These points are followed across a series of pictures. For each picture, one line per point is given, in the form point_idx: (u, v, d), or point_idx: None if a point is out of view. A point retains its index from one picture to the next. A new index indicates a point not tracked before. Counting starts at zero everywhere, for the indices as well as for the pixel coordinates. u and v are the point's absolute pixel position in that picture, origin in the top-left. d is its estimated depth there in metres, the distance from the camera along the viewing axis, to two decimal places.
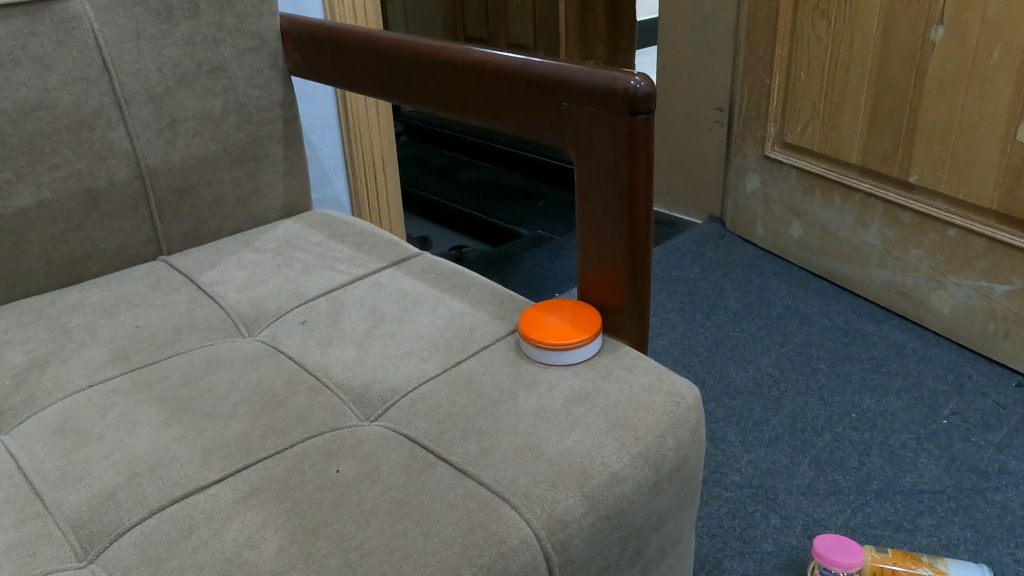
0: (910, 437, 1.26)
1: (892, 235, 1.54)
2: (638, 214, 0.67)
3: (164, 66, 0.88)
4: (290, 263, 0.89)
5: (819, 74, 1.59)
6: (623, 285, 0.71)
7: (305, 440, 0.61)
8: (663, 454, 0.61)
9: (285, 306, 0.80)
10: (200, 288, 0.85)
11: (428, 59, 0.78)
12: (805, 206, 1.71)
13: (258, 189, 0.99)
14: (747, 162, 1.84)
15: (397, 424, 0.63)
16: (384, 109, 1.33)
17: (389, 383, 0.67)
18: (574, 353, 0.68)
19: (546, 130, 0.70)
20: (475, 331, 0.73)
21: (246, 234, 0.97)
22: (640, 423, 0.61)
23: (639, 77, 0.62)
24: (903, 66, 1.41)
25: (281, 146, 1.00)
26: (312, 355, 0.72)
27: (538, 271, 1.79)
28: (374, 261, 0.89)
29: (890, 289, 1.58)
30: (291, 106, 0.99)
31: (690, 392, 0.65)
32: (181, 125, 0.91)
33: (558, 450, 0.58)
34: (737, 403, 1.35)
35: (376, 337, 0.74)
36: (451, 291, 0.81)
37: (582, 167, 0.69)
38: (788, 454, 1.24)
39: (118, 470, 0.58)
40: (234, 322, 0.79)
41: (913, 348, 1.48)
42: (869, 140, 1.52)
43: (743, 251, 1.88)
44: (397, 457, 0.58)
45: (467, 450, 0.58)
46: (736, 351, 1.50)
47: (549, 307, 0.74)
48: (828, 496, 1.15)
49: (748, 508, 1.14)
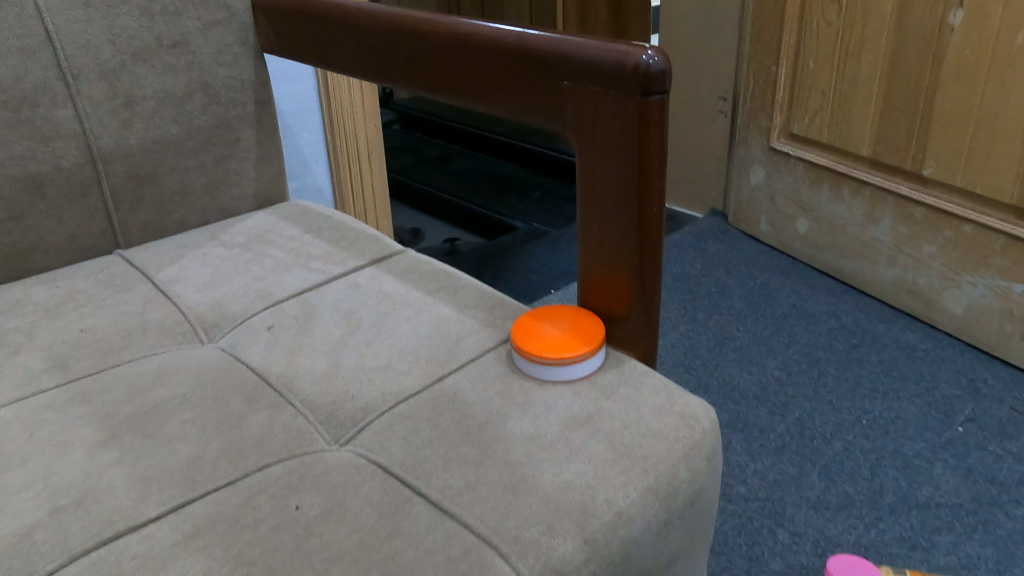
0: (924, 446, 1.18)
1: (904, 231, 1.46)
2: (649, 209, 0.59)
3: (117, 38, 0.79)
4: (259, 260, 0.81)
5: (828, 62, 1.50)
6: (630, 290, 0.63)
7: (262, 468, 0.53)
8: (676, 488, 0.53)
9: (250, 309, 0.72)
10: (158, 288, 0.76)
11: (412, 33, 0.70)
12: (812, 200, 1.63)
13: (227, 177, 0.90)
14: (751, 154, 1.76)
15: (370, 450, 0.54)
16: (370, 93, 1.24)
17: (364, 400, 0.59)
18: (574, 368, 0.60)
19: (544, 113, 0.61)
20: (462, 341, 0.65)
21: (213, 227, 0.89)
22: (650, 451, 0.53)
23: (652, 51, 0.54)
24: (919, 52, 1.33)
25: (252, 131, 0.91)
26: (277, 367, 0.63)
27: (532, 267, 1.71)
28: (351, 259, 0.80)
29: (900, 288, 1.50)
30: (263, 86, 0.90)
31: (705, 414, 0.57)
32: (138, 105, 0.82)
33: (555, 485, 0.50)
34: (741, 408, 1.28)
35: (349, 346, 0.65)
36: (437, 293, 0.73)
37: (585, 156, 0.60)
38: (797, 464, 1.16)
39: (38, 504, 0.50)
40: (192, 326, 0.71)
41: (926, 350, 1.41)
42: (880, 131, 1.44)
43: (746, 247, 1.80)
44: (368, 491, 0.50)
45: (449, 483, 0.50)
46: (740, 353, 1.42)
47: (545, 315, 0.66)
48: (840, 510, 1.07)
49: (754, 524, 1.06)
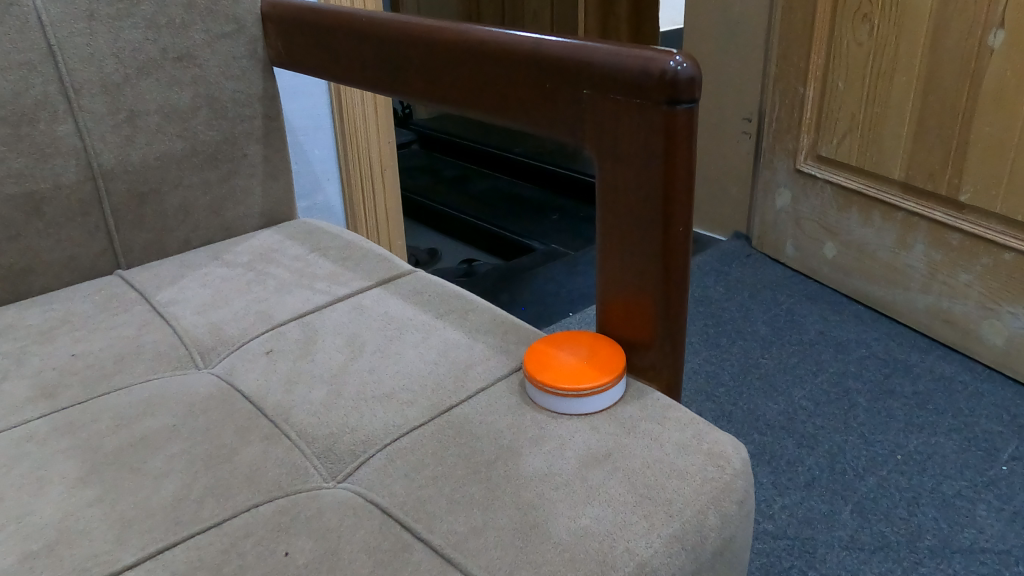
0: (965, 486, 1.11)
1: (938, 257, 1.40)
2: (674, 228, 0.54)
3: (122, 51, 0.76)
4: (261, 280, 0.77)
5: (859, 82, 1.45)
6: (653, 316, 0.58)
7: (251, 507, 0.48)
8: (704, 538, 0.47)
9: (249, 332, 0.68)
10: (155, 309, 0.73)
11: (423, 41, 0.67)
12: (840, 223, 1.58)
13: (233, 194, 0.87)
14: (777, 176, 1.71)
15: (368, 489, 0.50)
16: (384, 109, 1.21)
17: (364, 433, 0.54)
18: (592, 401, 0.55)
19: (562, 125, 0.57)
20: (471, 368, 0.61)
21: (217, 246, 0.86)
22: (676, 495, 0.48)
23: (681, 58, 0.50)
24: (955, 73, 1.27)
25: (260, 146, 0.88)
26: (273, 396, 0.59)
27: (550, 289, 1.67)
28: (358, 280, 0.76)
29: (935, 317, 1.44)
30: (272, 101, 0.88)
31: (736, 453, 0.52)
32: (142, 120, 0.79)
33: (571, 532, 0.45)
34: (768, 440, 1.22)
35: (351, 373, 0.61)
36: (446, 316, 0.69)
37: (605, 171, 0.56)
38: (828, 501, 1.09)
39: (7, 549, 0.46)
40: (187, 349, 0.67)
41: (963, 382, 1.34)
42: (913, 153, 1.38)
43: (771, 271, 1.75)
44: (365, 536, 0.46)
45: (453, 528, 0.46)
46: (766, 381, 1.36)
47: (560, 341, 0.62)
48: (876, 552, 1.01)
49: (784, 564, 0.99)
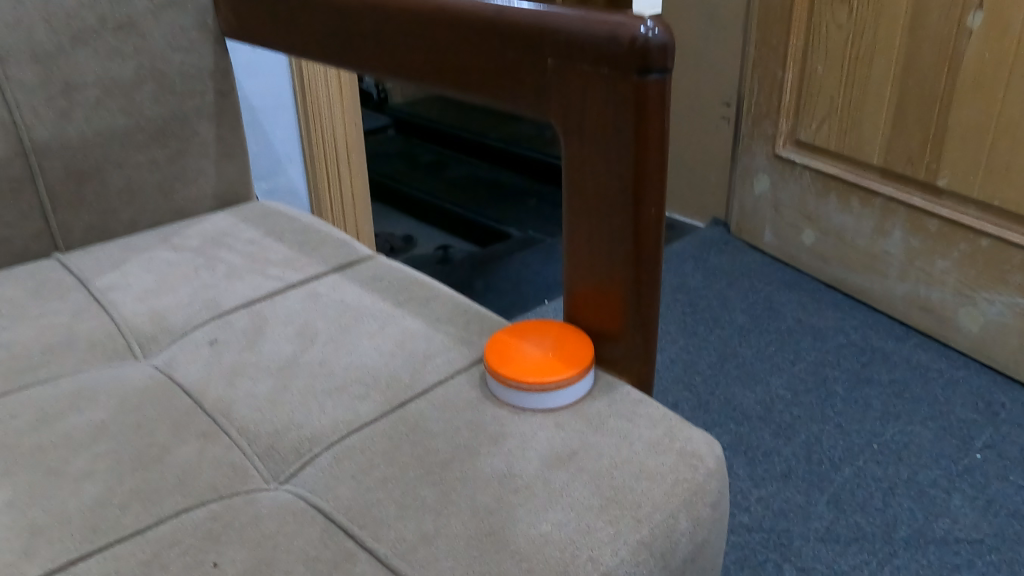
0: (940, 475, 1.09)
1: (916, 244, 1.38)
2: (646, 210, 0.50)
3: (54, 18, 0.71)
4: (210, 265, 0.72)
5: (838, 66, 1.42)
6: (623, 305, 0.54)
7: (179, 513, 0.44)
8: (674, 544, 0.44)
9: (193, 320, 0.63)
10: (93, 296, 0.68)
11: (377, 8, 0.62)
12: (819, 210, 1.55)
13: (183, 174, 0.82)
14: (756, 162, 1.68)
15: (312, 491, 0.46)
16: (350, 88, 1.16)
17: (311, 430, 0.50)
18: (557, 396, 0.51)
19: (527, 99, 0.53)
20: (430, 360, 0.57)
21: (167, 229, 0.81)
22: (645, 497, 0.44)
23: (653, 23, 0.46)
24: (934, 56, 1.25)
25: (212, 123, 0.83)
26: (214, 390, 0.55)
27: (525, 276, 1.63)
28: (314, 265, 0.72)
29: (912, 304, 1.42)
30: (224, 76, 0.83)
31: (710, 452, 0.48)
32: (79, 93, 0.74)
33: (528, 539, 0.42)
34: (744, 430, 1.19)
35: (301, 365, 0.57)
36: (406, 304, 0.65)
37: (572, 149, 0.52)
38: (803, 492, 1.07)
39: None
40: (125, 339, 0.62)
41: (939, 370, 1.32)
42: (892, 138, 1.36)
43: (748, 259, 1.72)
44: (304, 545, 0.42)
45: (401, 535, 0.42)
46: (743, 369, 1.34)
47: (526, 331, 0.58)
48: (851, 544, 0.98)
49: (758, 558, 0.97)
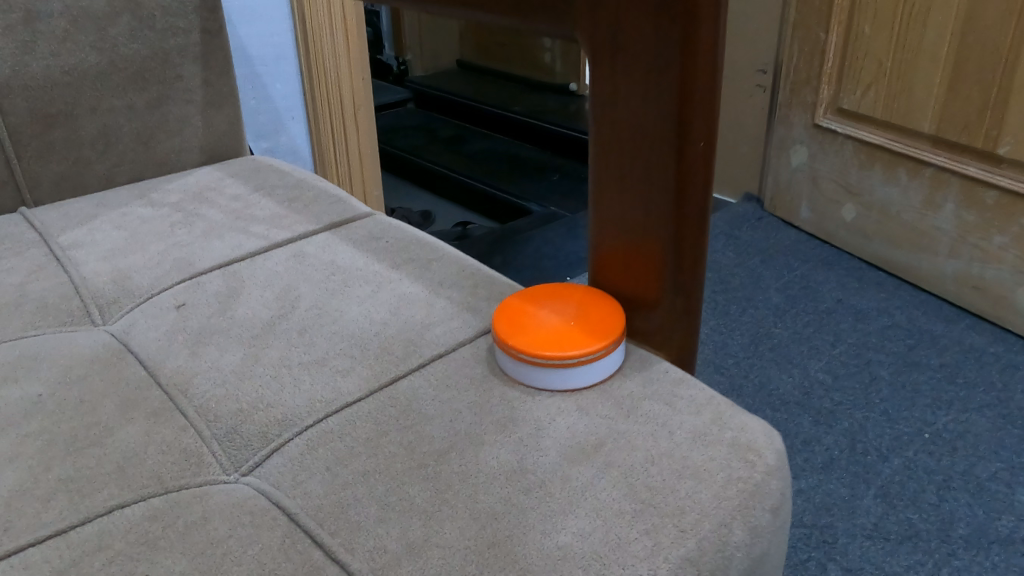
0: (1001, 468, 0.99)
1: (969, 218, 1.26)
2: (692, 143, 0.41)
3: None
4: (188, 221, 0.64)
5: (888, 23, 1.30)
6: (661, 264, 0.45)
7: (115, 510, 0.36)
8: (727, 560, 0.35)
9: (160, 282, 0.55)
10: (54, 253, 0.60)
11: None
12: (862, 181, 1.44)
13: (164, 124, 0.74)
14: (793, 131, 1.56)
15: (275, 487, 0.37)
16: (357, 39, 1.06)
17: (280, 411, 0.42)
18: (583, 373, 0.42)
19: (550, 14, 0.44)
20: (430, 329, 0.48)
21: (145, 184, 0.72)
22: (692, 501, 0.35)
23: None
24: (999, 9, 1.12)
25: (198, 67, 0.74)
26: (172, 362, 0.46)
27: (546, 252, 1.54)
28: (303, 222, 0.63)
29: (963, 284, 1.31)
30: (213, 13, 0.74)
31: (770, 445, 0.39)
32: (44, 23, 0.65)
33: (543, 554, 0.32)
34: (782, 416, 1.09)
35: (276, 333, 0.48)
36: (405, 266, 0.56)
37: (603, 70, 0.43)
38: (848, 484, 0.97)
39: None
40: (82, 301, 0.54)
41: (995, 355, 1.21)
42: (947, 102, 1.24)
43: (783, 234, 1.61)
44: (259, 554, 0.33)
45: (380, 546, 0.33)
46: (779, 352, 1.24)
47: (542, 296, 0.49)
48: (904, 542, 0.88)
49: (800, 556, 0.87)
